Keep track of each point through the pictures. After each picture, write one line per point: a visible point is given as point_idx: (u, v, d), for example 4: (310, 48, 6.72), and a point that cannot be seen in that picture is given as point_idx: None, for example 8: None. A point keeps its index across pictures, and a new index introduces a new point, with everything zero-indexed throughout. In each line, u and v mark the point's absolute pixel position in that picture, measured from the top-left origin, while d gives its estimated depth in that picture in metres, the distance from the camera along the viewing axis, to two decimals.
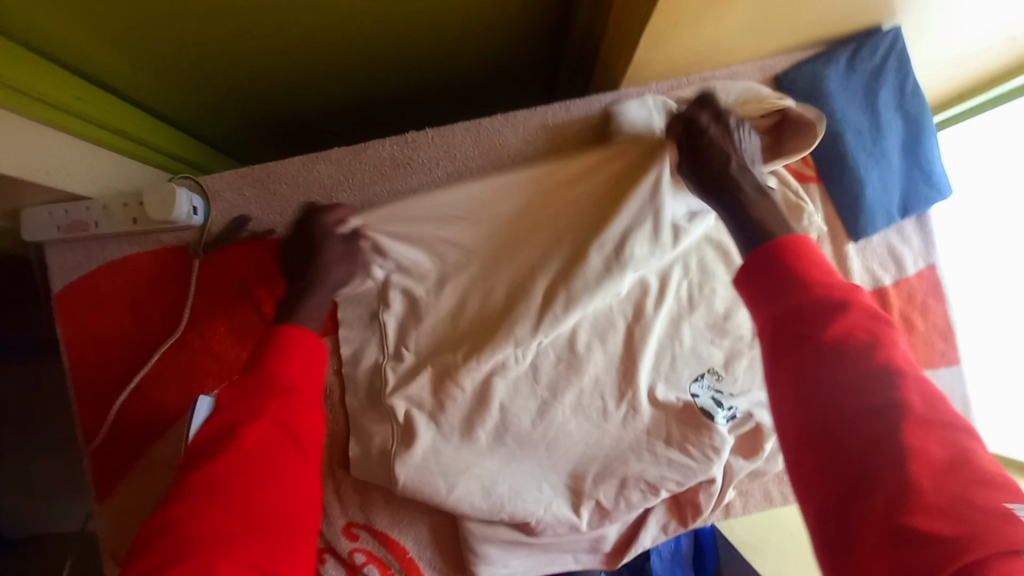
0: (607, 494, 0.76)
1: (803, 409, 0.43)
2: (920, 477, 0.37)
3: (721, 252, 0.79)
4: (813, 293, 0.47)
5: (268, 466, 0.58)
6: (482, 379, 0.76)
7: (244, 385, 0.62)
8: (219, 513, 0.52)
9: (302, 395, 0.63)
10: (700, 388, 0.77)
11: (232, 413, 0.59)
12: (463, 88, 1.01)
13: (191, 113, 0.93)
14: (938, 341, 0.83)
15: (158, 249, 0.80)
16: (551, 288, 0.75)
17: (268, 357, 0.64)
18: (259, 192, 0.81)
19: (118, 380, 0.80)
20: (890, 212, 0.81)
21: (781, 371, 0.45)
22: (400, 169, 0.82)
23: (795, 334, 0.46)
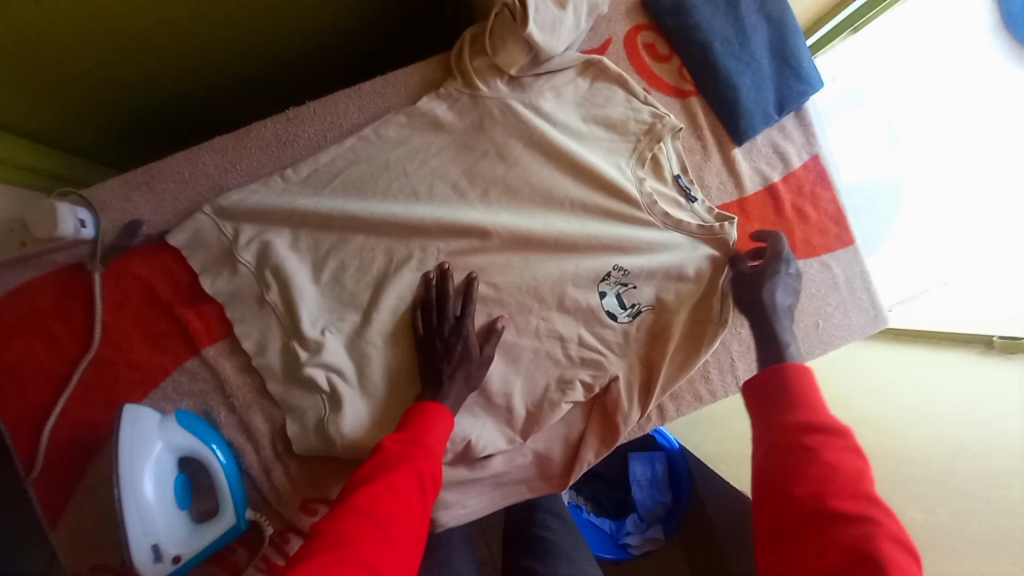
0: (531, 399, 0.83)
1: (770, 443, 0.61)
2: (833, 490, 0.52)
3: (594, 173, 0.83)
4: (800, 404, 0.63)
5: (398, 503, 0.60)
6: (389, 327, 0.82)
7: (395, 443, 0.67)
8: (353, 530, 0.56)
9: (429, 453, 0.67)
10: (608, 287, 0.84)
11: (380, 460, 0.65)
12: (344, 46, 1.00)
13: (67, 130, 0.90)
14: (832, 227, 0.87)
15: (53, 270, 0.79)
16: (430, 230, 0.82)
17: (413, 425, 0.70)
18: (146, 194, 0.79)
19: (38, 407, 0.79)
20: (767, 112, 0.84)
21: (767, 429, 0.63)
22: (286, 146, 0.82)
23: (788, 440, 0.59)
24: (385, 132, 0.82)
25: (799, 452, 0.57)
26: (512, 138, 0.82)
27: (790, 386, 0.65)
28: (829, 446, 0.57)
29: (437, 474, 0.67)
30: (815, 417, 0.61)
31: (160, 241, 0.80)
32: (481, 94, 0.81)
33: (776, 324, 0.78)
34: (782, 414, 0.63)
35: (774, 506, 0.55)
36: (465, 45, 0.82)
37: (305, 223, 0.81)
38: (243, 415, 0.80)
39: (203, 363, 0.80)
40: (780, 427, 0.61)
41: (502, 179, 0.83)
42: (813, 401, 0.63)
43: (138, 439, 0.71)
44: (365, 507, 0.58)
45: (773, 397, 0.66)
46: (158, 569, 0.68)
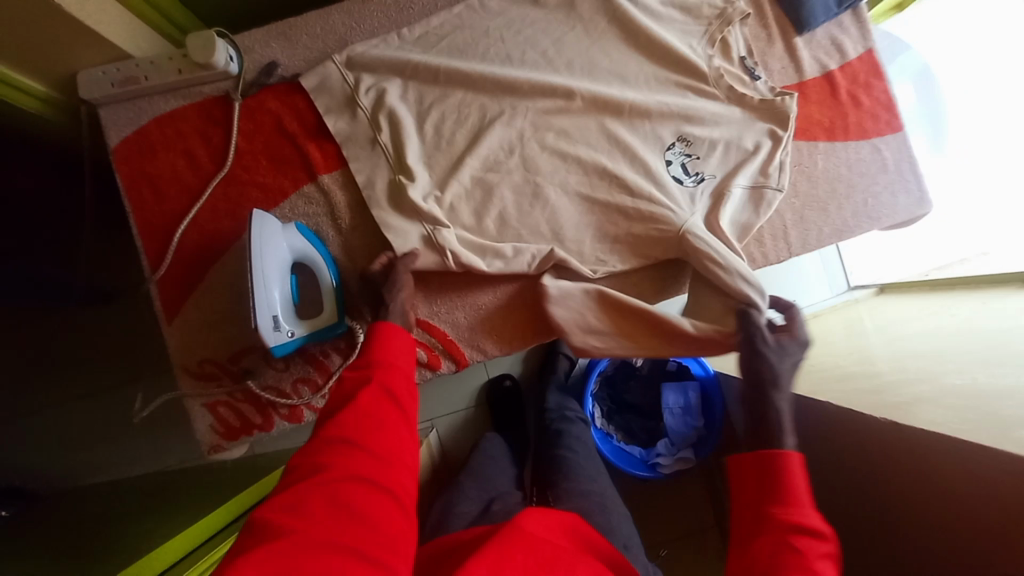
0: (600, 250, 0.92)
1: (745, 543, 0.56)
2: None
3: (670, 49, 0.93)
4: (784, 503, 0.57)
5: (376, 422, 0.62)
6: (479, 171, 0.91)
7: (357, 372, 0.68)
8: (338, 458, 0.58)
9: (396, 369, 0.69)
10: (673, 156, 0.92)
11: (345, 390, 0.66)
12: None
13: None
14: (883, 114, 0.95)
15: (201, 99, 0.93)
16: (521, 90, 0.92)
17: (370, 349, 0.72)
18: (284, 43, 0.94)
19: (175, 214, 0.92)
20: (828, 5, 0.94)
21: (739, 533, 0.58)
22: (403, 11, 0.95)
23: (772, 537, 0.55)
24: (489, 4, 0.95)
25: (771, 557, 0.53)
26: (598, 15, 0.94)
27: (766, 478, 0.60)
28: (813, 560, 0.52)
29: (411, 385, 0.70)
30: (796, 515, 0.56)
31: (292, 80, 0.93)
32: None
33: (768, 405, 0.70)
34: (756, 518, 0.58)
35: None
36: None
37: (414, 78, 0.92)
38: (347, 239, 0.91)
39: (316, 189, 0.92)
40: (764, 520, 0.57)
41: (586, 51, 0.93)
42: (800, 495, 0.58)
43: (267, 232, 0.82)
44: (347, 435, 0.60)
45: (760, 483, 0.60)
46: (276, 336, 0.79)
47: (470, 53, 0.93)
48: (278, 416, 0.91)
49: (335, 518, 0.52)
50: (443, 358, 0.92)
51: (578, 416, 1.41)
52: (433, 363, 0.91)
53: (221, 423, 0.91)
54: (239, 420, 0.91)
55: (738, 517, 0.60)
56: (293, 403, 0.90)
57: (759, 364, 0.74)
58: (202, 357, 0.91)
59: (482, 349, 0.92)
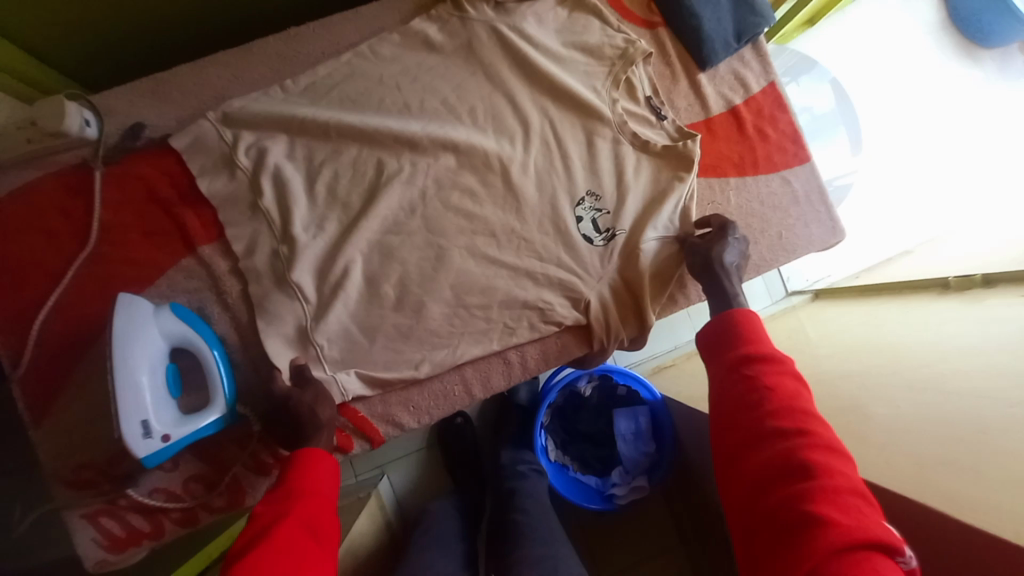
0: (511, 316, 0.88)
1: (724, 371, 0.75)
2: (776, 407, 0.66)
3: (574, 92, 0.89)
4: (748, 341, 0.76)
5: (293, 562, 0.58)
6: (380, 235, 0.84)
7: (275, 505, 0.64)
8: None
9: (319, 501, 0.66)
10: (583, 212, 0.89)
11: (258, 527, 0.61)
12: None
13: (57, 44, 0.92)
14: (789, 145, 0.95)
15: (56, 168, 0.82)
16: (422, 146, 0.86)
17: (288, 476, 0.68)
18: (152, 101, 0.84)
19: (35, 300, 0.81)
20: (726, 41, 0.93)
21: (715, 366, 0.77)
22: (287, 62, 0.88)
23: (734, 372, 0.73)
24: (380, 50, 0.88)
25: (741, 375, 0.72)
26: (499, 58, 0.88)
27: (738, 324, 0.79)
28: (772, 374, 0.71)
29: (334, 516, 0.67)
30: (761, 344, 0.75)
31: (162, 143, 0.83)
32: (464, 8, 0.88)
33: (728, 294, 0.82)
34: (729, 354, 0.77)
35: (723, 419, 0.71)
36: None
37: (302, 138, 0.85)
38: (233, 314, 0.83)
39: (197, 262, 0.83)
40: (728, 364, 0.75)
41: (488, 97, 0.88)
42: (757, 332, 0.77)
43: (135, 323, 0.74)
44: None
45: (732, 331, 0.79)
46: (147, 445, 0.71)
47: (361, 104, 0.86)
48: (172, 519, 0.82)
49: None
50: (354, 439, 0.84)
51: (531, 467, 1.44)
52: (345, 447, 0.83)
53: (105, 535, 0.80)
54: (126, 530, 0.81)
55: (711, 354, 0.79)
56: (187, 506, 0.82)
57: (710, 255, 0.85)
58: (76, 463, 0.80)
59: (395, 424, 0.86)
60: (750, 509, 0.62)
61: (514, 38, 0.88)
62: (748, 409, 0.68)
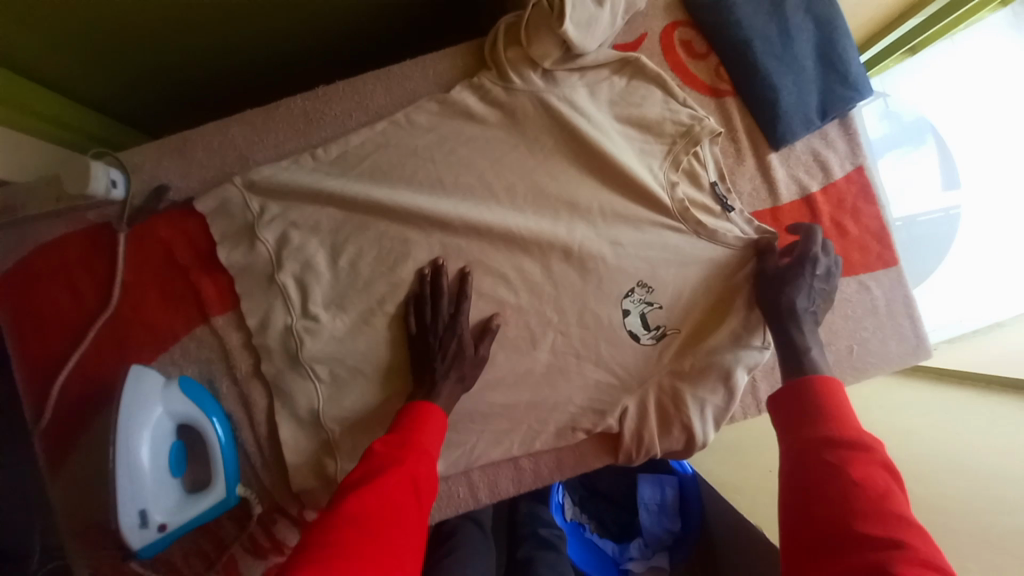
0: (536, 418, 0.80)
1: (799, 451, 0.61)
2: (862, 507, 0.52)
3: (625, 171, 0.79)
4: (832, 421, 0.62)
5: (392, 513, 0.55)
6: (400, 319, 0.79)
7: (386, 451, 0.63)
8: (348, 540, 0.51)
9: (427, 459, 0.64)
10: (631, 304, 0.79)
11: (373, 464, 0.61)
12: (377, 20, 0.99)
13: (106, 94, 0.91)
14: (873, 245, 0.81)
15: (83, 225, 0.81)
16: (452, 226, 0.79)
17: (406, 427, 0.67)
18: (177, 161, 0.82)
19: (55, 357, 0.80)
20: (809, 117, 0.79)
21: (785, 442, 0.64)
22: (313, 122, 0.82)
23: (808, 452, 0.60)
24: (416, 117, 0.81)
25: (819, 459, 0.58)
26: (543, 130, 0.80)
27: (819, 396, 0.64)
28: (860, 466, 0.56)
29: (435, 482, 0.63)
30: (850, 427, 0.60)
31: (184, 206, 0.81)
32: (506, 73, 0.79)
33: (798, 350, 0.72)
34: (806, 431, 0.62)
35: (793, 509, 0.57)
36: (500, 26, 0.79)
37: (326, 210, 0.80)
38: (241, 389, 0.81)
39: (211, 332, 0.81)
40: (801, 444, 0.61)
41: (526, 172, 0.80)
42: (844, 411, 0.62)
43: (142, 403, 0.71)
44: (359, 516, 0.53)
45: (809, 403, 0.64)
46: (142, 535, 0.69)
47: (388, 174, 0.80)
48: None
49: None
50: None
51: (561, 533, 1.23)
52: None
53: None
54: None
55: (781, 429, 0.65)
56: None
57: (777, 298, 0.75)
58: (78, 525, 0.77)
59: None
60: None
61: (563, 109, 0.79)
62: (827, 503, 0.54)
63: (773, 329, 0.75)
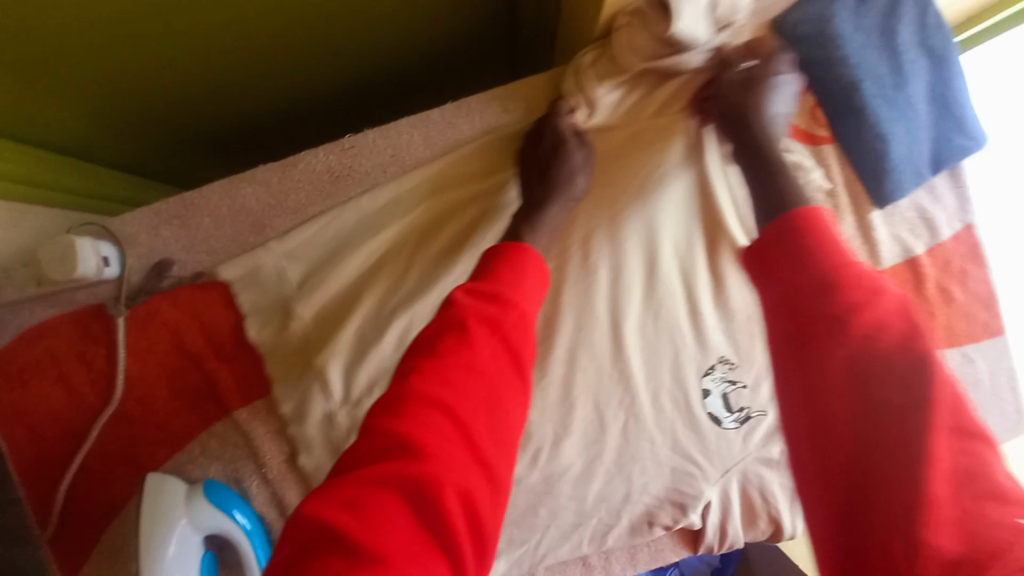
0: (607, 509, 0.72)
1: (804, 338, 0.43)
2: (925, 420, 0.37)
3: (709, 236, 0.71)
4: (829, 270, 0.44)
5: (476, 387, 0.46)
6: None
7: (455, 313, 0.49)
8: (426, 434, 0.42)
9: (514, 321, 0.50)
10: (711, 383, 0.70)
11: (447, 324, 0.49)
12: (420, 65, 0.86)
13: (92, 139, 0.77)
14: (981, 311, 0.73)
15: (73, 310, 0.69)
16: None
17: (500, 270, 0.53)
18: (179, 229, 0.69)
19: (59, 460, 0.69)
20: (920, 170, 0.70)
21: (774, 312, 0.46)
22: (339, 181, 0.70)
23: (800, 310, 0.44)
24: (470, 167, 0.71)
25: (841, 344, 0.41)
26: (624, 180, 0.68)
27: (811, 238, 0.46)
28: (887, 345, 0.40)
29: (531, 337, 0.51)
30: (846, 260, 0.44)
31: (193, 282, 0.69)
32: (595, 112, 0.70)
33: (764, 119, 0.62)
34: (807, 288, 0.44)
35: (814, 429, 0.41)
36: (585, 59, 0.69)
37: (373, 283, 0.68)
38: (277, 487, 0.71)
39: (234, 426, 0.70)
40: (806, 318, 0.43)
41: (597, 234, 0.68)
42: (832, 238, 0.46)
43: (164, 521, 0.62)
44: (438, 405, 0.44)
45: (795, 246, 0.46)
46: None
47: (435, 237, 0.69)
48: None
49: (419, 512, 0.39)
50: None
51: None
52: None
53: None
54: None
55: (769, 286, 0.47)
56: None
57: (743, 113, 0.63)
58: None
59: None
60: (844, 534, 0.38)
61: (658, 154, 0.68)
62: (864, 419, 0.39)
63: (740, 157, 0.62)
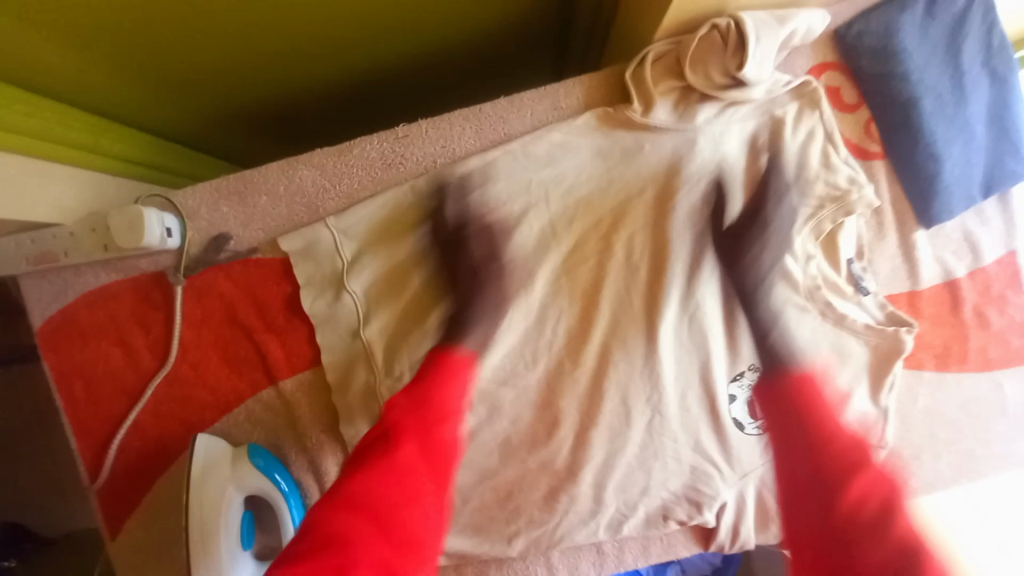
0: (626, 501, 0.74)
1: (805, 500, 0.56)
2: (867, 501, 0.52)
3: (753, 243, 0.70)
4: (827, 454, 0.57)
5: (405, 482, 0.52)
6: (488, 388, 0.71)
7: (407, 409, 0.58)
8: (355, 523, 0.47)
9: (432, 410, 0.59)
10: (738, 390, 0.72)
11: (362, 442, 0.56)
12: (473, 55, 0.87)
13: (163, 117, 0.80)
14: (1015, 339, 0.73)
15: (136, 276, 0.72)
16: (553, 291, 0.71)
17: (432, 379, 0.63)
18: (237, 206, 0.72)
19: (111, 417, 0.74)
20: (971, 194, 0.71)
21: (786, 473, 0.60)
22: (392, 168, 0.72)
23: (815, 478, 0.56)
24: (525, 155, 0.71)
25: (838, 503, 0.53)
26: (672, 184, 0.69)
27: (803, 416, 0.63)
28: (871, 512, 0.52)
29: (456, 451, 0.60)
30: (839, 445, 0.57)
31: (246, 258, 0.72)
32: (655, 107, 0.68)
33: (772, 208, 0.69)
34: (808, 475, 0.57)
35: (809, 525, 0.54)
36: (651, 52, 0.68)
37: (424, 263, 0.70)
38: (314, 455, 0.75)
39: (279, 397, 0.74)
40: (810, 482, 0.57)
41: (639, 237, 0.70)
42: (829, 420, 0.61)
43: (212, 478, 0.67)
44: (372, 497, 0.49)
45: (794, 424, 0.62)
46: None
47: (482, 229, 0.70)
48: None
49: None
50: None
51: None
52: None
53: None
54: None
55: (784, 450, 0.61)
56: None
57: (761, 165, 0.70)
58: None
59: None
60: None
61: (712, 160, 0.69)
62: (838, 509, 0.53)
63: (748, 243, 0.70)
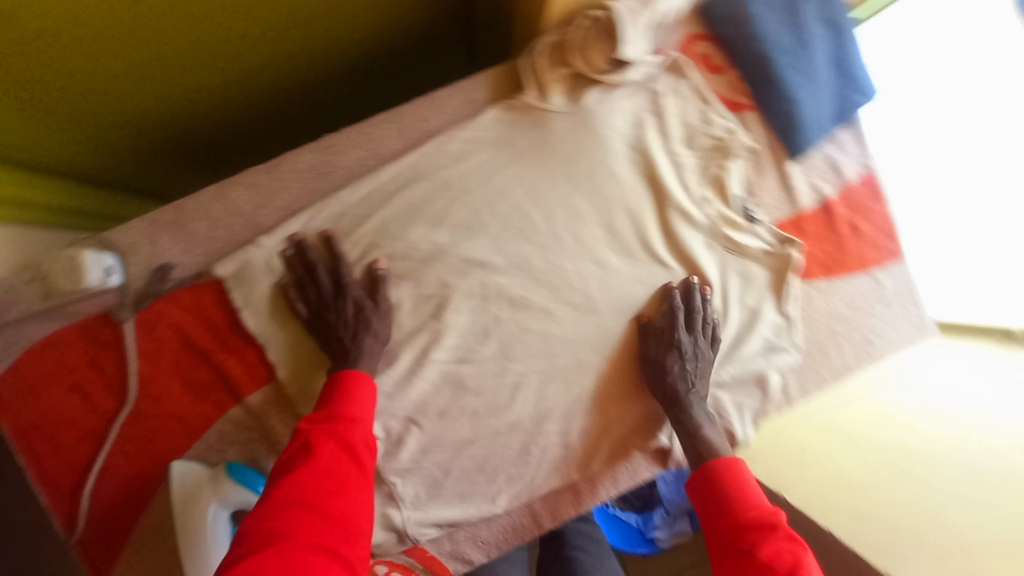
0: (591, 440, 0.82)
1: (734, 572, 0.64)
2: (779, 563, 0.60)
3: (656, 193, 0.80)
4: (748, 517, 0.66)
5: (332, 478, 0.61)
6: (449, 364, 0.77)
7: (318, 425, 0.64)
8: (296, 522, 0.56)
9: (345, 424, 0.65)
10: None
11: (287, 456, 0.62)
12: (381, 57, 0.94)
13: (82, 155, 0.83)
14: (884, 240, 0.87)
15: (80, 321, 0.73)
16: (491, 263, 0.77)
17: (332, 393, 0.67)
18: (176, 234, 0.74)
19: (79, 465, 0.73)
20: (824, 124, 0.83)
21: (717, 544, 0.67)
22: (323, 176, 0.77)
23: (738, 543, 0.65)
24: (447, 146, 0.78)
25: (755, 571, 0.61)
26: (579, 154, 0.78)
27: (728, 485, 0.70)
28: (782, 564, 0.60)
29: (373, 441, 0.67)
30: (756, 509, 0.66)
31: (192, 284, 0.74)
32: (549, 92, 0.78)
33: (675, 304, 0.78)
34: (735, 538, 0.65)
35: None
36: (541, 45, 0.78)
37: (366, 257, 0.75)
38: None
39: (248, 413, 0.76)
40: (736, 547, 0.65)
41: (560, 203, 0.78)
42: (749, 489, 0.69)
43: (195, 499, 0.70)
44: (302, 498, 0.58)
45: (718, 494, 0.70)
46: None
47: (418, 219, 0.76)
48: None
49: None
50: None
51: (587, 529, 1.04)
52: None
53: None
54: None
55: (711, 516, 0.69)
56: None
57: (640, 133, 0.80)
58: None
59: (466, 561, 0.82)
60: None
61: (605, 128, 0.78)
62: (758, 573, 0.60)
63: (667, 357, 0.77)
